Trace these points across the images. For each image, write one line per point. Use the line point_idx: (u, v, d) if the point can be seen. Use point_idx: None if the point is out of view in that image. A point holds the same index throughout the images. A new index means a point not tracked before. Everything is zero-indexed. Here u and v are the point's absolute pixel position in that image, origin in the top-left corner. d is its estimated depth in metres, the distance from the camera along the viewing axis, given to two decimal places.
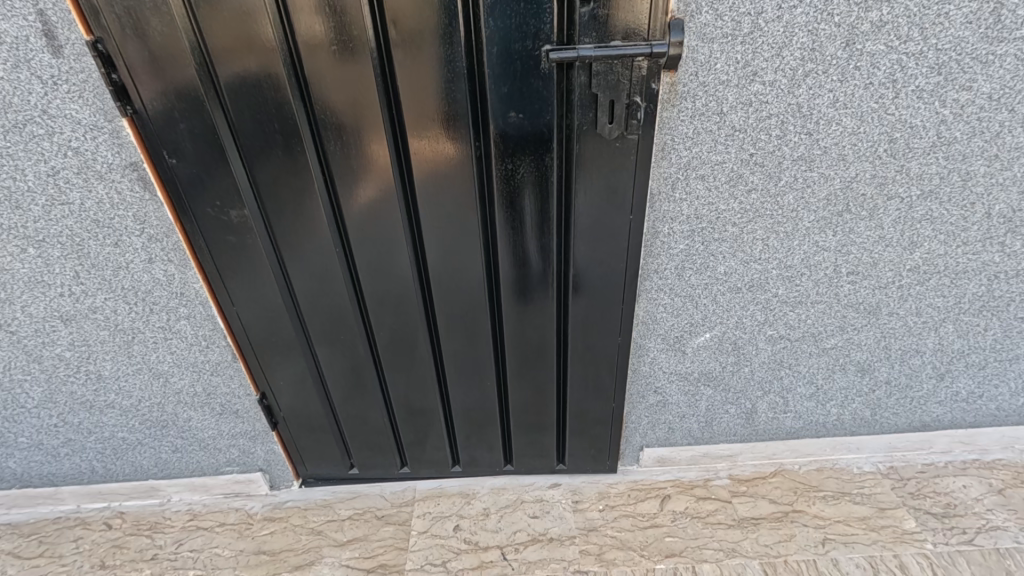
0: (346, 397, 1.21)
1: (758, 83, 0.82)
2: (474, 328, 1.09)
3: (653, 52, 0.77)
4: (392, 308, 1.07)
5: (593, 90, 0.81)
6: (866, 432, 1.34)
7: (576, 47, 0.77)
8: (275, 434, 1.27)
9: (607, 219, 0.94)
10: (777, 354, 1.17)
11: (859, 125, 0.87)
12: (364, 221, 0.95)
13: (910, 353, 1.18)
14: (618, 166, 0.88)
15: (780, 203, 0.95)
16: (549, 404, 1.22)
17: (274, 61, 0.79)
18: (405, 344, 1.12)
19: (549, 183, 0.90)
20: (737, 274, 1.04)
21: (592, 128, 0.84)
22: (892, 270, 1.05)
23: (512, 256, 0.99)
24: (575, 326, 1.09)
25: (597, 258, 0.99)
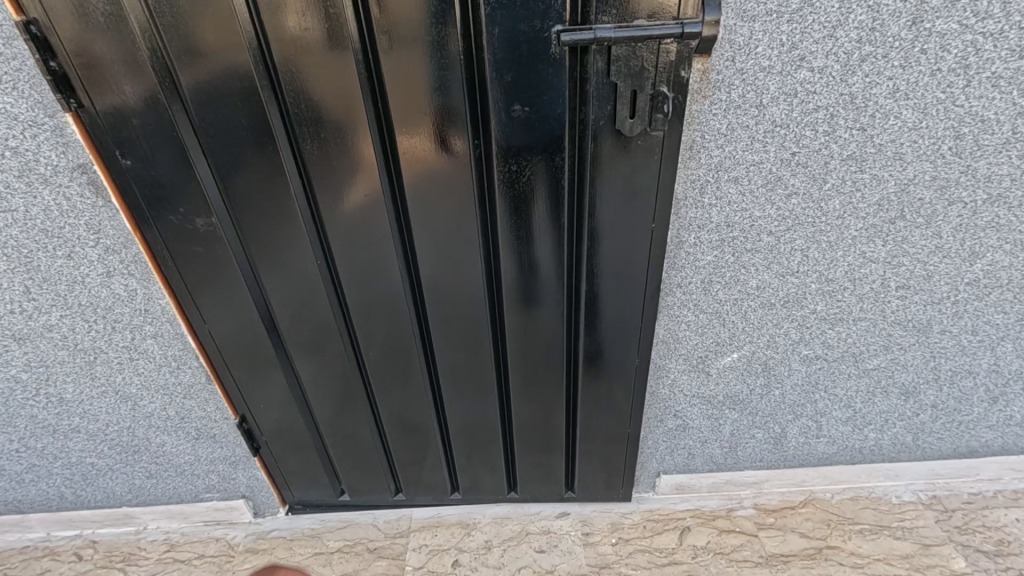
0: (334, 419, 1.11)
1: (806, 70, 0.70)
2: (474, 346, 0.99)
3: (683, 32, 0.64)
4: (382, 325, 0.96)
5: (612, 80, 0.68)
6: (906, 457, 1.22)
7: (593, 27, 0.64)
8: (257, 459, 1.16)
9: (625, 230, 0.83)
10: (812, 376, 1.05)
11: (921, 119, 0.74)
12: (348, 229, 0.84)
13: (961, 374, 1.06)
14: (637, 170, 0.77)
15: (823, 209, 0.83)
16: (557, 427, 1.12)
17: (237, 46, 0.67)
18: (397, 362, 1.01)
19: (559, 189, 0.78)
20: (771, 289, 0.92)
21: (609, 124, 0.72)
22: (947, 284, 0.92)
23: (517, 268, 0.87)
24: (587, 346, 0.98)
25: (612, 272, 0.88)
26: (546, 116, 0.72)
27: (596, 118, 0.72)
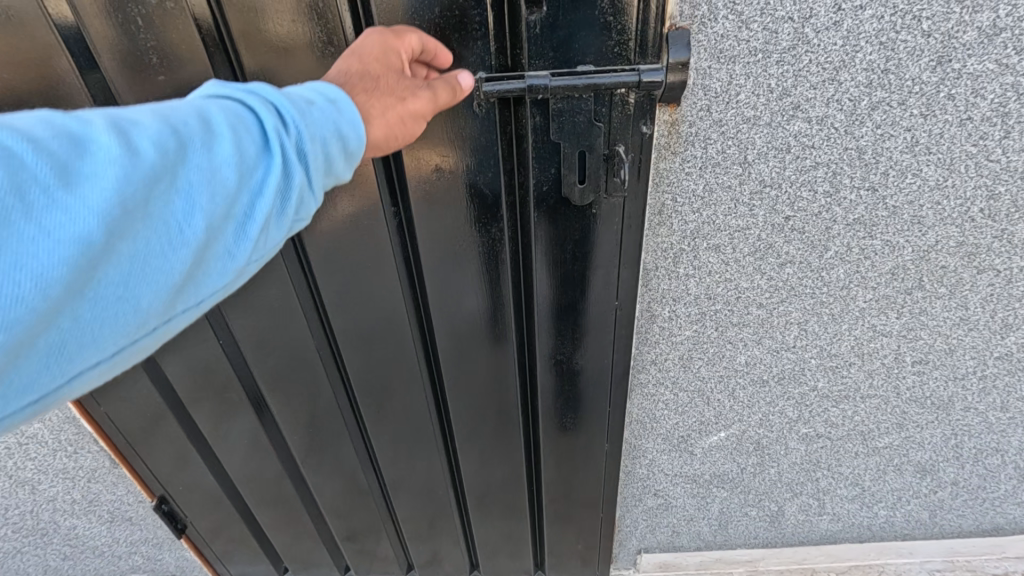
0: (266, 499, 0.98)
1: (800, 121, 0.56)
2: (417, 423, 0.86)
3: (641, 80, 0.50)
4: (308, 404, 0.83)
5: (554, 139, 0.54)
6: (921, 535, 1.07)
7: (524, 74, 0.50)
8: (185, 541, 1.03)
9: (581, 308, 0.70)
10: (813, 455, 0.91)
11: (946, 176, 0.60)
12: (253, 307, 0.71)
13: (987, 452, 0.91)
14: (594, 242, 0.63)
15: (825, 278, 0.68)
16: (520, 506, 0.99)
17: (81, 101, 0.54)
18: (330, 440, 0.89)
19: (497, 260, 0.66)
20: (763, 365, 0.78)
21: (555, 190, 0.58)
22: (973, 359, 0.78)
23: (457, 345, 0.75)
24: (545, 427, 0.85)
25: (570, 351, 0.75)
26: (473, 178, 0.59)
27: (538, 183, 0.58)
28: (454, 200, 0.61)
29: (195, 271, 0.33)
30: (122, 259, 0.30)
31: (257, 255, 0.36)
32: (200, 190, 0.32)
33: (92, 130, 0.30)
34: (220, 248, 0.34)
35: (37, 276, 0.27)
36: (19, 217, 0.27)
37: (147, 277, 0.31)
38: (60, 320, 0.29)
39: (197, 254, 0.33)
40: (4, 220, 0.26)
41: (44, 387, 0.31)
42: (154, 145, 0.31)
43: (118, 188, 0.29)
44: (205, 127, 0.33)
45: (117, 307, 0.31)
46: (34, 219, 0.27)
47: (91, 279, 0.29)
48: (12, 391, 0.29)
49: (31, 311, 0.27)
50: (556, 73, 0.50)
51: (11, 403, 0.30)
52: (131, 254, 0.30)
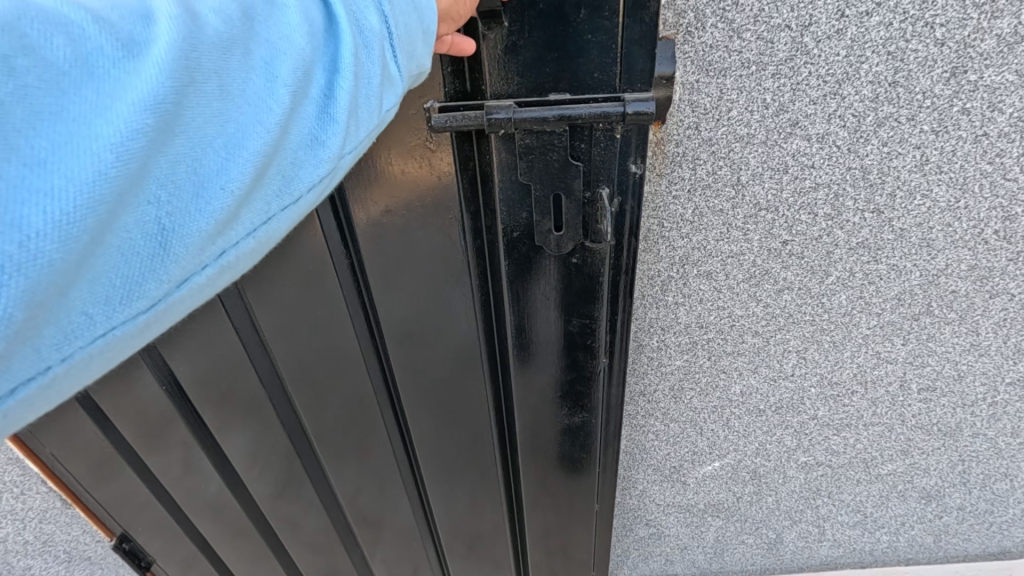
0: (230, 545, 0.91)
1: (799, 139, 0.50)
2: (389, 477, 0.80)
3: (626, 112, 0.44)
4: (268, 462, 0.77)
5: (524, 179, 0.50)
6: (925, 559, 1.02)
7: (483, 103, 0.45)
8: None
9: (558, 357, 0.64)
10: (813, 483, 0.86)
11: (959, 197, 0.55)
12: (203, 357, 0.64)
13: (995, 477, 0.87)
14: (571, 286, 0.58)
15: (826, 305, 0.63)
16: (502, 558, 0.93)
17: None
18: (295, 496, 0.82)
19: (463, 306, 0.61)
20: (759, 395, 0.73)
21: (528, 235, 0.54)
22: (982, 385, 0.73)
23: (428, 396, 0.69)
24: (525, 477, 0.78)
25: (552, 407, 0.70)
26: (433, 219, 0.54)
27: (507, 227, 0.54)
28: (413, 242, 0.56)
29: (290, 148, 0.31)
30: (217, 123, 0.27)
31: (349, 145, 0.35)
32: (287, 54, 0.30)
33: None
34: (309, 130, 0.32)
35: (112, 139, 0.23)
36: (72, 81, 0.22)
37: (239, 149, 0.28)
38: (143, 206, 0.25)
39: (289, 125, 0.30)
40: (52, 85, 0.22)
41: (142, 298, 0.26)
42: (218, 16, 0.28)
43: (182, 53, 0.26)
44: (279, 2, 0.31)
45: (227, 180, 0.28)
46: (87, 85, 0.23)
47: (175, 136, 0.26)
48: (108, 298, 0.25)
49: (110, 182, 0.23)
50: (522, 103, 0.45)
51: (76, 337, 0.25)
52: (211, 117, 0.27)
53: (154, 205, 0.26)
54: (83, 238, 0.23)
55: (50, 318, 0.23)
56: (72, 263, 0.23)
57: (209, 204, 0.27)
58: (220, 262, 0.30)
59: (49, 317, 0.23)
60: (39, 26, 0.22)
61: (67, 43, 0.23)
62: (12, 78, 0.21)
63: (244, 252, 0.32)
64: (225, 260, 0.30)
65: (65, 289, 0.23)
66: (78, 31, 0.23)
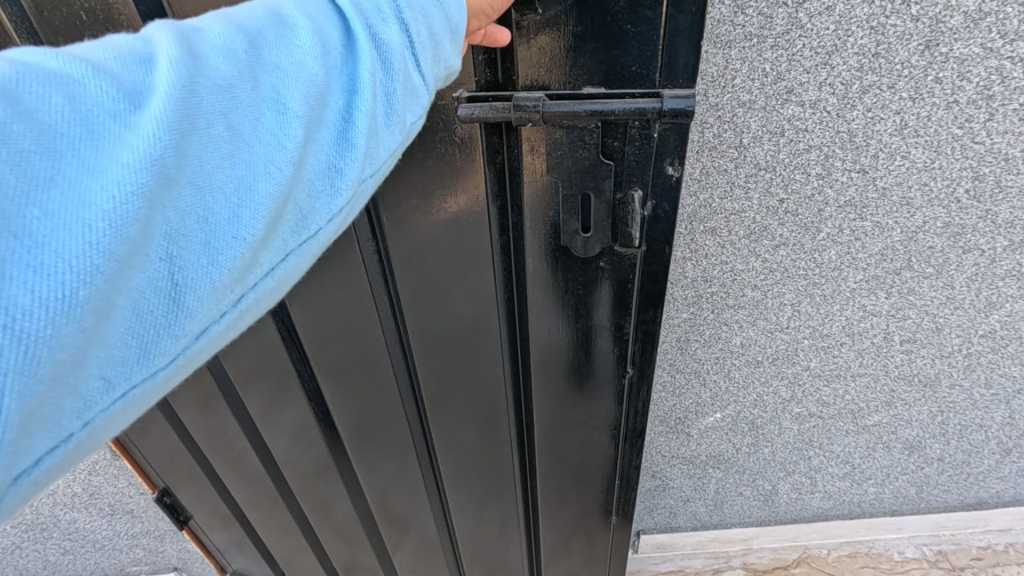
0: (263, 512, 0.97)
1: (794, 105, 0.57)
2: (406, 461, 0.85)
3: (663, 108, 0.47)
4: (295, 437, 0.82)
5: (552, 177, 0.54)
6: (909, 510, 1.10)
7: (512, 95, 0.50)
8: (187, 533, 1.03)
9: (573, 348, 0.68)
10: (805, 434, 0.94)
11: (934, 158, 0.62)
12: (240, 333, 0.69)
13: (972, 428, 0.94)
14: (591, 282, 0.61)
15: (818, 259, 0.70)
16: (514, 549, 0.96)
17: None
18: (318, 473, 0.87)
19: (484, 299, 0.65)
20: (757, 346, 0.80)
21: (553, 232, 0.58)
22: (958, 337, 0.80)
23: (445, 385, 0.74)
24: (539, 466, 0.82)
25: (566, 400, 0.74)
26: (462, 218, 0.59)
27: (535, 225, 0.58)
28: (444, 239, 0.61)
29: (307, 179, 0.32)
30: (221, 166, 0.28)
31: (370, 168, 0.35)
32: (298, 84, 0.31)
33: (161, 37, 0.28)
34: (325, 161, 0.33)
35: (109, 203, 0.24)
36: (72, 146, 0.24)
37: (250, 191, 0.29)
38: (152, 264, 0.26)
39: (302, 156, 0.31)
40: (51, 153, 0.23)
41: (160, 357, 0.27)
42: (221, 57, 0.29)
43: (182, 102, 0.26)
44: (285, 32, 0.32)
45: (236, 223, 0.29)
46: (86, 148, 0.24)
47: (179, 185, 0.27)
48: (124, 361, 0.26)
49: (112, 248, 0.24)
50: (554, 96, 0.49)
51: (93, 401, 0.26)
52: (217, 164, 0.28)
53: (163, 256, 0.26)
54: (84, 309, 0.24)
55: (61, 387, 0.24)
56: (80, 332, 0.24)
57: (220, 253, 0.28)
58: (239, 307, 0.30)
59: (57, 381, 0.24)
60: (37, 90, 0.24)
61: (66, 102, 0.24)
62: (9, 146, 0.22)
63: (267, 292, 0.32)
64: (245, 304, 0.31)
65: (71, 352, 0.24)
66: (78, 88, 0.25)
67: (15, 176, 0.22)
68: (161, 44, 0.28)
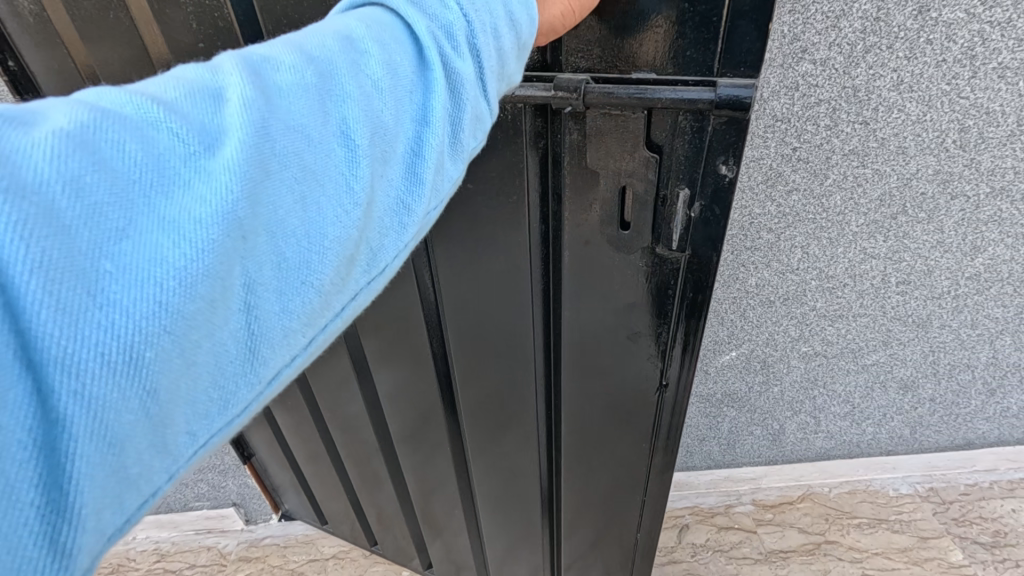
0: (309, 463, 1.04)
1: (808, 63, 0.68)
2: (433, 444, 0.86)
3: (716, 98, 0.45)
4: (337, 396, 0.88)
5: (591, 171, 0.54)
6: (903, 450, 1.21)
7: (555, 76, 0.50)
8: (248, 468, 1.13)
9: (605, 354, 0.67)
10: (811, 372, 1.04)
11: (926, 111, 0.72)
12: None
13: (960, 368, 1.05)
14: (630, 285, 0.60)
15: (824, 204, 0.81)
16: (537, 550, 0.95)
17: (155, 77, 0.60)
18: (356, 435, 0.92)
19: (518, 297, 0.66)
20: (771, 287, 0.90)
21: (595, 222, 0.57)
22: (948, 279, 0.91)
23: (474, 375, 0.75)
24: (567, 469, 0.80)
25: (600, 402, 0.72)
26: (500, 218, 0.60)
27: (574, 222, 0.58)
28: (482, 231, 0.62)
29: (378, 211, 0.33)
30: (293, 206, 0.28)
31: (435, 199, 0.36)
32: (366, 116, 0.31)
33: (232, 70, 0.28)
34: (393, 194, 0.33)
35: (185, 255, 0.24)
36: (152, 194, 0.24)
37: (321, 233, 0.29)
38: (229, 312, 0.26)
39: (372, 191, 0.32)
40: (128, 204, 0.23)
41: (235, 404, 0.28)
42: (293, 92, 0.29)
43: (257, 144, 0.27)
44: (356, 57, 0.32)
45: (307, 268, 0.29)
46: (165, 195, 0.24)
47: (255, 234, 0.27)
48: (205, 411, 0.27)
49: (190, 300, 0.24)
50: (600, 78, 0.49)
51: (173, 453, 0.26)
52: (290, 205, 0.28)
53: (238, 306, 0.27)
54: (161, 366, 0.24)
55: (144, 444, 0.24)
56: (163, 388, 0.24)
57: (291, 297, 0.29)
58: (309, 349, 0.31)
59: (137, 444, 0.24)
60: (113, 137, 0.24)
61: (140, 150, 0.24)
62: (83, 200, 0.22)
63: (334, 334, 0.33)
64: (314, 346, 0.31)
65: (152, 413, 0.24)
66: (152, 132, 0.25)
67: (96, 230, 0.23)
68: (232, 81, 0.28)
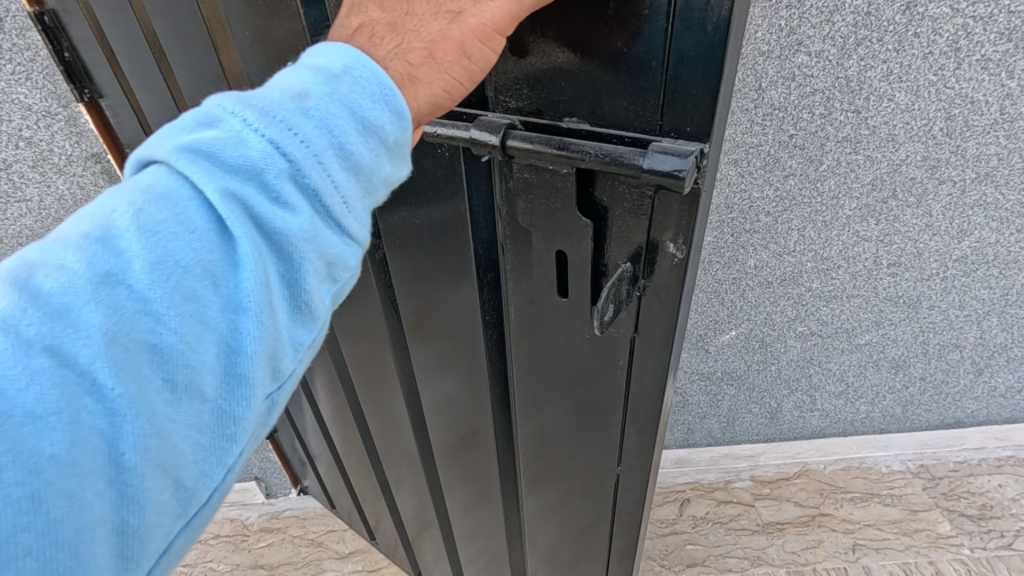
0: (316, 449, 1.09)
1: (804, 55, 0.72)
2: (408, 457, 0.87)
3: (644, 164, 0.40)
4: (330, 393, 0.92)
5: (530, 233, 0.52)
6: (896, 429, 1.26)
7: (483, 116, 0.48)
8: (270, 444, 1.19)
9: (557, 409, 0.63)
10: (806, 352, 1.09)
11: (914, 101, 0.77)
12: None
13: (949, 347, 1.10)
14: (576, 355, 0.57)
15: (819, 188, 0.86)
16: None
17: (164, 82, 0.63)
18: (347, 432, 0.96)
19: (472, 347, 0.66)
20: (768, 268, 0.95)
21: (538, 277, 0.54)
22: (936, 261, 0.96)
23: (439, 400, 0.75)
24: (530, 511, 0.77)
25: (556, 457, 0.68)
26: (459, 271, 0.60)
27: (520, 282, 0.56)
28: (440, 260, 0.61)
29: (178, 440, 0.29)
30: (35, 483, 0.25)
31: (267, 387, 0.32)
32: (128, 344, 0.27)
33: None
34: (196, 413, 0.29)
35: None
36: None
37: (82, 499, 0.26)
38: None
39: (157, 425, 0.28)
40: None
41: None
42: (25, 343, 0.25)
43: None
44: (110, 268, 0.27)
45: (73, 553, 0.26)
46: None
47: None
48: None
49: None
50: (530, 123, 0.46)
51: None
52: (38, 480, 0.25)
53: None
54: None
55: None
56: None
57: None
58: None
59: None
60: None
61: None
62: None
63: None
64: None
65: None
66: None
67: None
68: None
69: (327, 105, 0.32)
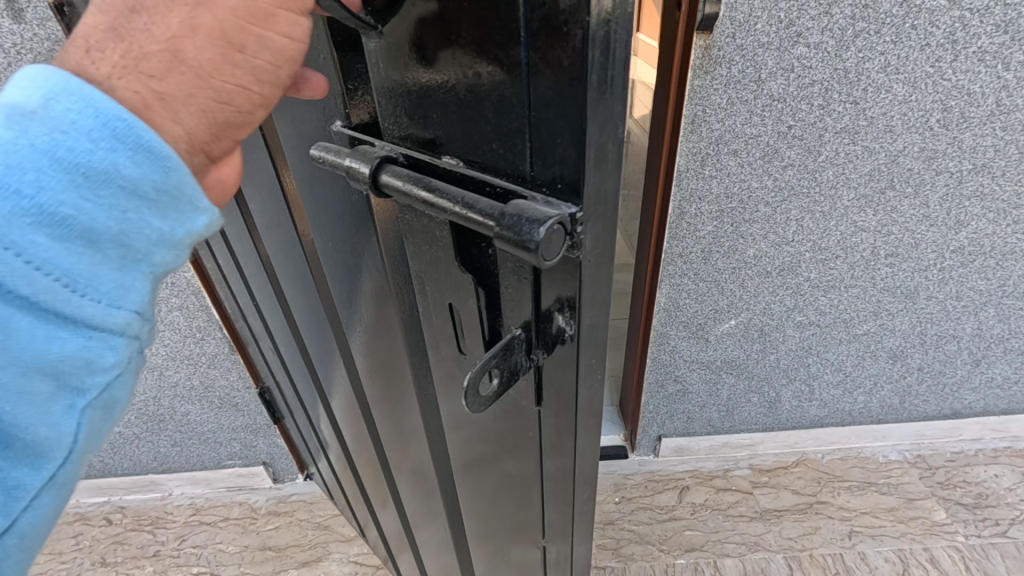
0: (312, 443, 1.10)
1: (802, 46, 0.74)
2: (372, 477, 0.84)
3: (497, 230, 0.30)
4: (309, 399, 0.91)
5: (428, 278, 0.45)
6: (893, 419, 1.28)
7: (367, 144, 0.39)
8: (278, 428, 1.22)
9: (486, 458, 0.57)
10: (805, 341, 1.11)
11: (911, 92, 0.79)
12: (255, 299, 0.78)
13: (946, 338, 1.12)
14: (491, 412, 0.51)
15: (818, 178, 0.87)
16: None
17: None
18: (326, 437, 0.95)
19: (402, 381, 0.61)
20: (767, 258, 0.97)
21: (445, 325, 0.47)
22: (934, 251, 0.97)
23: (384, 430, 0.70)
24: (483, 547, 0.72)
25: (495, 503, 0.62)
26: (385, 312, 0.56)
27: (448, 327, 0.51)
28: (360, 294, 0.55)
29: None
30: None
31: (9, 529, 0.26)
32: None
33: None
34: None
35: None
36: None
37: None
38: None
39: None
40: None
41: None
42: None
43: None
44: None
45: None
46: None
47: None
48: None
49: None
50: (410, 159, 0.38)
51: None
52: None
53: None
54: None
55: None
56: None
57: None
58: None
59: None
60: None
61: None
62: None
63: None
64: None
65: None
66: None
67: None
68: None
69: (15, 157, 0.25)
